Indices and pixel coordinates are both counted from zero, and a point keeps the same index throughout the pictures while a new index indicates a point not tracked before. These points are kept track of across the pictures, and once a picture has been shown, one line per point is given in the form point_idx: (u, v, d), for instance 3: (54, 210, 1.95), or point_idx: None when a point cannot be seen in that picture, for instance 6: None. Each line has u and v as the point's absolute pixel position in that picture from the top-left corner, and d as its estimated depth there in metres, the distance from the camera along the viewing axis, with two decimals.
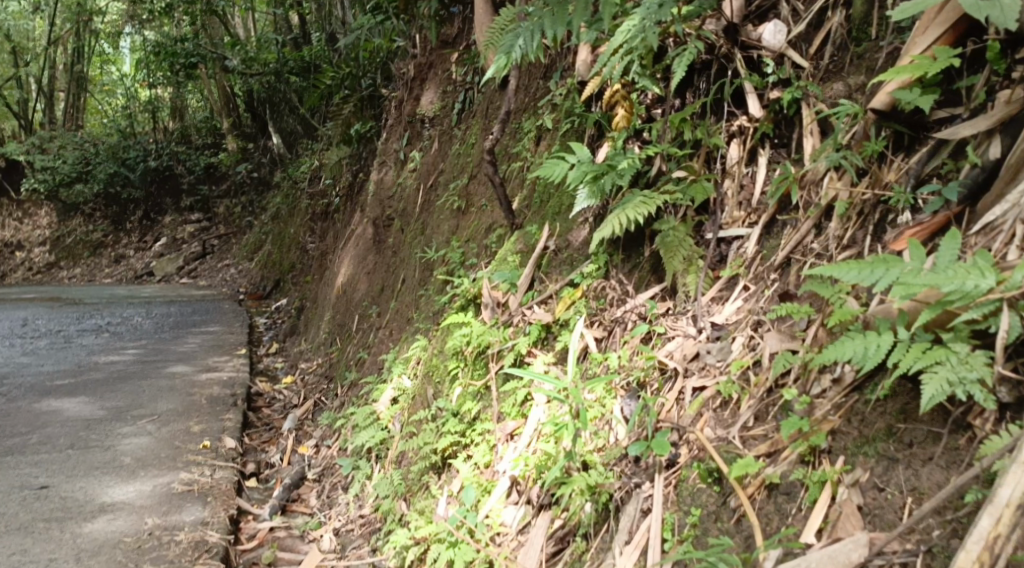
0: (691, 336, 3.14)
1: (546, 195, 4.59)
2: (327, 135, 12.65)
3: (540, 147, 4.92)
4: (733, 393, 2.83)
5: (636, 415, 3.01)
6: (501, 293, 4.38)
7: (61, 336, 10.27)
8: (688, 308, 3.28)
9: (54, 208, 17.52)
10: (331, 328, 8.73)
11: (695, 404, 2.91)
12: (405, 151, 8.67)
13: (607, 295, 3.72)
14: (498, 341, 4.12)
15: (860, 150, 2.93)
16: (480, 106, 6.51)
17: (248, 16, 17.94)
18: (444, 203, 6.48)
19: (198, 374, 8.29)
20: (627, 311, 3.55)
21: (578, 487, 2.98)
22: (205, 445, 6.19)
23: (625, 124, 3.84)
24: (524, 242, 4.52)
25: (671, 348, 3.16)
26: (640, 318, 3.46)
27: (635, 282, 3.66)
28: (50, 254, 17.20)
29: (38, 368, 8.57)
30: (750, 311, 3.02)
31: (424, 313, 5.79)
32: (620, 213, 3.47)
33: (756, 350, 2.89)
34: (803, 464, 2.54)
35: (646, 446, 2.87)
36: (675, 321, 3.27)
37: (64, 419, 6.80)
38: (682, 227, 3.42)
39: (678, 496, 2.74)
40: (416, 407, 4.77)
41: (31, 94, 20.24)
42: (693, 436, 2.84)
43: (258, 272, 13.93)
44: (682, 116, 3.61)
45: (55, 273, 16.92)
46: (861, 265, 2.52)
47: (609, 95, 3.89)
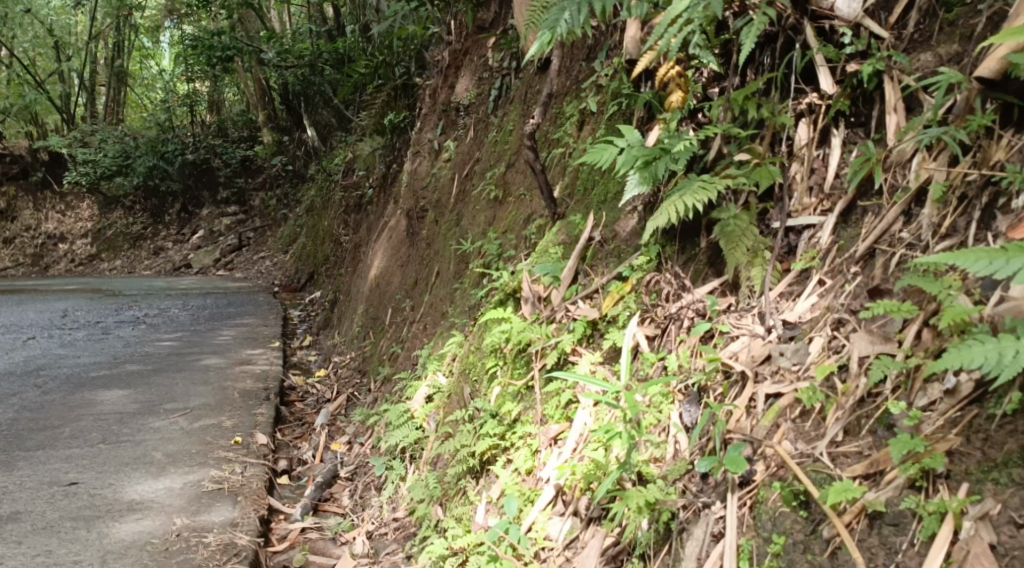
0: (758, 336, 2.85)
1: (590, 182, 4.29)
2: (360, 127, 12.41)
3: (583, 132, 4.60)
4: (817, 403, 2.55)
5: (699, 429, 2.73)
6: (542, 287, 4.08)
7: (98, 328, 10.13)
8: (753, 304, 2.98)
9: (96, 201, 17.62)
10: (364, 322, 8.49)
11: (770, 414, 2.63)
12: (439, 141, 8.37)
13: (661, 290, 3.39)
14: (539, 339, 3.81)
15: (962, 125, 2.64)
16: (518, 92, 6.21)
17: (284, 9, 17.74)
18: (480, 193, 6.20)
19: (232, 367, 8.09)
20: (682, 307, 3.24)
21: (635, 503, 2.68)
22: (236, 441, 5.96)
23: (680, 104, 3.51)
24: (567, 231, 4.21)
25: (736, 348, 2.87)
26: (698, 316, 3.16)
27: (691, 275, 3.34)
28: (91, 246, 17.22)
29: (74, 360, 8.43)
30: (829, 308, 2.72)
31: (460, 308, 5.52)
32: (676, 199, 3.14)
33: (839, 353, 2.61)
34: (913, 489, 2.29)
35: (716, 462, 2.60)
36: (739, 318, 2.97)
37: (97, 413, 6.62)
38: (745, 216, 3.12)
39: (755, 521, 2.49)
40: (453, 406, 4.50)
41: (74, 89, 20.16)
42: (770, 450, 2.57)
43: (293, 265, 13.75)
44: (745, 93, 3.28)
45: (96, 265, 16.91)
46: (992, 253, 2.21)
47: (663, 72, 3.55)
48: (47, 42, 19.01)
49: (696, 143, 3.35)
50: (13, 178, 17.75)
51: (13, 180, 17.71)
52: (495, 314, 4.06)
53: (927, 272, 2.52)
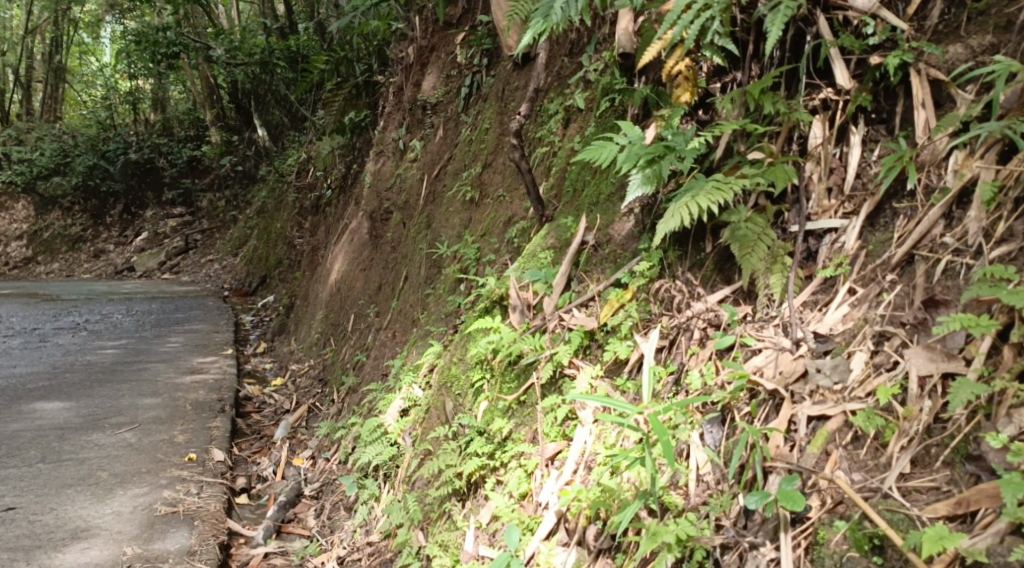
0: (785, 350, 2.69)
1: (581, 183, 4.09)
2: (317, 127, 12.08)
3: (569, 130, 4.42)
4: (872, 429, 2.44)
5: (736, 456, 2.53)
6: (532, 294, 3.86)
7: (35, 336, 9.62)
8: (773, 314, 2.80)
9: (31, 202, 16.69)
10: (324, 328, 8.17)
11: (819, 440, 2.48)
12: (404, 140, 8.09)
13: (671, 297, 3.16)
14: (537, 349, 3.57)
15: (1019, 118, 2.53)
16: (493, 89, 5.99)
17: (233, 5, 17.27)
18: (454, 194, 5.96)
19: (183, 376, 7.70)
20: (692, 317, 2.99)
21: (666, 540, 2.50)
22: (191, 458, 5.63)
23: (688, 98, 3.24)
24: (556, 233, 4.00)
25: (759, 362, 2.71)
26: (712, 327, 2.93)
27: (701, 283, 3.12)
28: (26, 249, 16.33)
29: (11, 370, 7.97)
30: (868, 321, 2.61)
31: (435, 315, 5.28)
32: (689, 201, 2.91)
33: (894, 371, 2.49)
34: (1018, 536, 2.16)
35: (767, 499, 2.43)
36: (761, 330, 2.79)
37: (37, 428, 6.21)
38: (757, 217, 2.91)
39: (814, 563, 2.35)
40: (433, 421, 4.26)
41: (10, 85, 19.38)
42: (824, 482, 2.43)
43: (243, 268, 13.32)
44: (760, 87, 3.03)
45: (32, 269, 16.06)
46: None
47: (670, 65, 3.24)
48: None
49: (703, 141, 3.12)
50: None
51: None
52: (486, 322, 3.85)
53: (989, 282, 2.42)
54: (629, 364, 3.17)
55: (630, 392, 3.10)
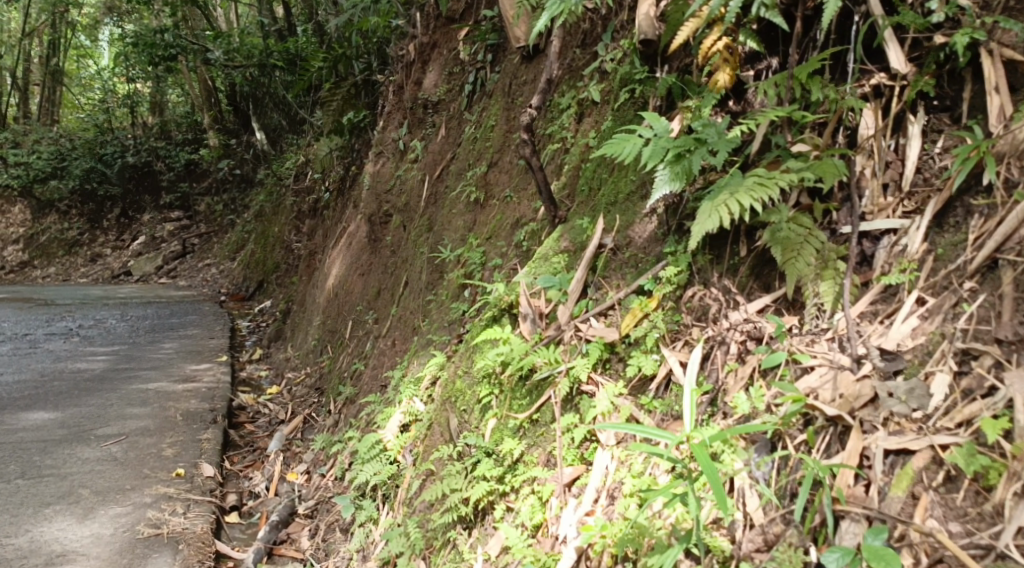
0: (845, 370, 2.42)
1: (597, 181, 3.77)
2: (315, 129, 11.78)
3: (583, 125, 4.11)
4: (972, 470, 2.16)
5: (800, 497, 2.27)
6: (544, 301, 3.53)
7: (26, 342, 9.27)
8: (827, 328, 2.53)
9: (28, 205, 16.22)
10: (320, 335, 7.84)
11: (903, 481, 2.22)
12: (404, 141, 7.76)
13: (706, 307, 2.86)
14: (554, 362, 3.22)
15: None
16: (498, 84, 5.67)
17: (231, 7, 16.98)
18: (457, 195, 5.65)
19: (175, 385, 7.36)
20: (730, 329, 2.69)
21: None
22: (179, 473, 5.29)
23: (727, 84, 2.94)
24: (571, 235, 3.68)
25: (813, 382, 2.44)
26: (753, 341, 2.64)
27: (740, 291, 2.80)
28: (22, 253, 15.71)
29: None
30: (949, 341, 2.34)
31: (438, 323, 4.96)
32: (727, 199, 2.58)
33: (991, 402, 2.22)
34: None
35: (851, 555, 2.17)
36: (813, 345, 2.51)
37: (18, 441, 5.87)
38: (799, 216, 2.63)
39: None
40: (437, 440, 3.94)
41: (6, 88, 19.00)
42: (916, 533, 2.16)
43: (240, 272, 12.98)
44: (806, 71, 2.71)
45: (28, 273, 15.48)
46: None
47: (707, 45, 2.95)
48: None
49: (740, 132, 2.82)
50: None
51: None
52: (495, 331, 3.53)
53: None
54: (655, 381, 2.85)
55: (659, 412, 2.78)
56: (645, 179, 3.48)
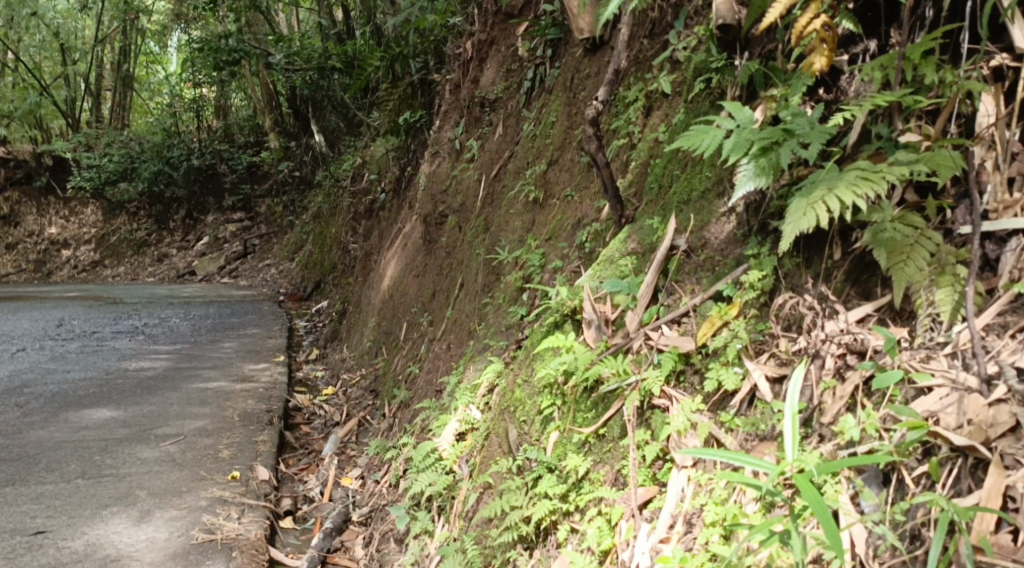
0: (973, 392, 2.15)
1: (668, 177, 3.50)
2: (371, 130, 11.67)
3: (651, 119, 3.85)
4: None
5: (933, 546, 2.00)
6: (610, 307, 3.29)
7: (93, 339, 9.30)
8: (945, 341, 2.27)
9: (100, 207, 16.61)
10: (375, 336, 7.67)
11: None
12: (461, 140, 7.57)
13: (799, 316, 2.59)
14: (626, 374, 2.96)
15: None
16: (558, 80, 5.44)
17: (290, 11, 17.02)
18: (516, 193, 5.42)
19: (234, 385, 7.25)
20: (828, 339, 2.46)
21: None
22: (234, 476, 5.13)
23: (825, 67, 2.63)
24: (639, 236, 3.43)
25: (933, 406, 2.18)
26: (855, 355, 2.38)
27: (838, 296, 2.54)
28: (94, 254, 16.24)
29: (63, 376, 7.59)
30: None
31: (495, 327, 4.76)
32: (828, 195, 2.33)
33: None
34: None
35: None
36: (931, 362, 2.25)
37: (79, 439, 5.78)
38: (905, 215, 2.40)
39: None
40: (497, 451, 3.71)
41: (79, 92, 18.96)
42: None
43: (299, 272, 12.92)
44: (919, 50, 2.47)
45: (98, 272, 15.88)
46: None
47: (804, 22, 2.63)
48: (52, 44, 17.88)
49: (841, 120, 2.53)
50: (16, 181, 16.54)
51: (15, 184, 16.52)
52: (559, 339, 3.30)
53: None
54: (738, 397, 2.59)
55: (741, 430, 2.53)
56: (721, 175, 3.21)
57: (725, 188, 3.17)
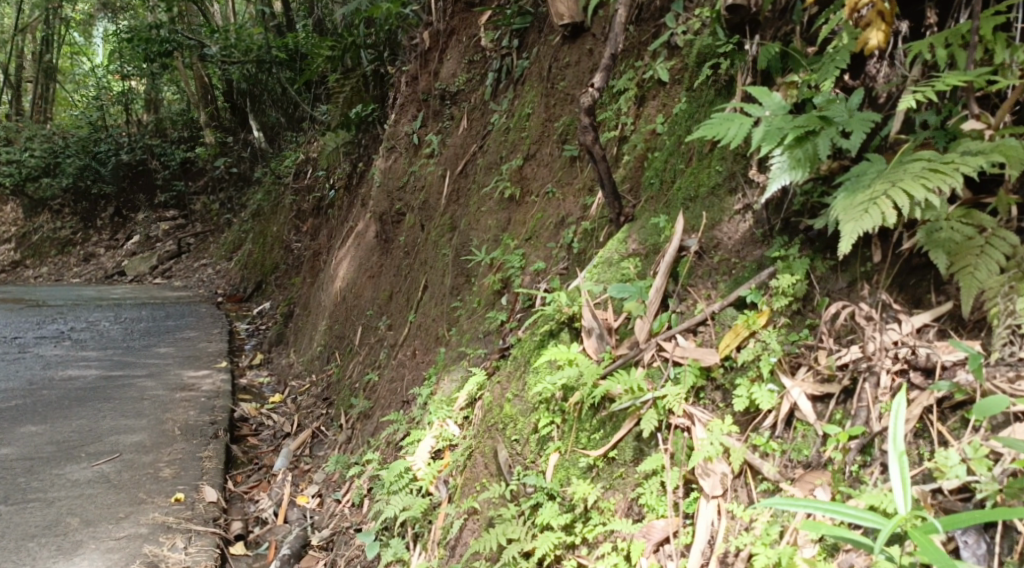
0: None
1: (670, 172, 3.25)
2: (318, 125, 11.25)
3: (645, 109, 3.60)
4: None
5: None
6: (614, 314, 3.06)
7: (15, 346, 8.70)
8: None
9: (19, 204, 15.52)
10: (327, 341, 7.28)
11: None
12: (419, 135, 7.20)
13: (854, 328, 2.40)
14: (638, 390, 2.68)
15: None
16: (533, 70, 5.20)
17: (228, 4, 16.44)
18: (488, 191, 5.13)
19: (174, 393, 6.80)
20: (894, 352, 2.30)
21: None
22: (178, 499, 4.72)
23: (881, 44, 2.35)
24: (642, 236, 3.18)
25: None
26: (930, 374, 2.25)
27: (893, 303, 2.38)
28: (14, 253, 15.10)
29: None
30: None
31: (471, 334, 4.53)
32: (892, 189, 2.17)
33: None
34: None
35: None
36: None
37: (3, 459, 5.30)
38: (961, 213, 2.27)
39: None
40: (484, 472, 3.41)
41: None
42: None
43: (238, 272, 12.39)
44: (991, 28, 2.29)
45: (20, 272, 14.77)
46: None
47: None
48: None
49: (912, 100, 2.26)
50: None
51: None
52: (558, 351, 3.01)
53: None
54: (772, 417, 2.39)
55: (779, 455, 2.34)
56: (734, 169, 2.96)
57: (739, 184, 2.92)
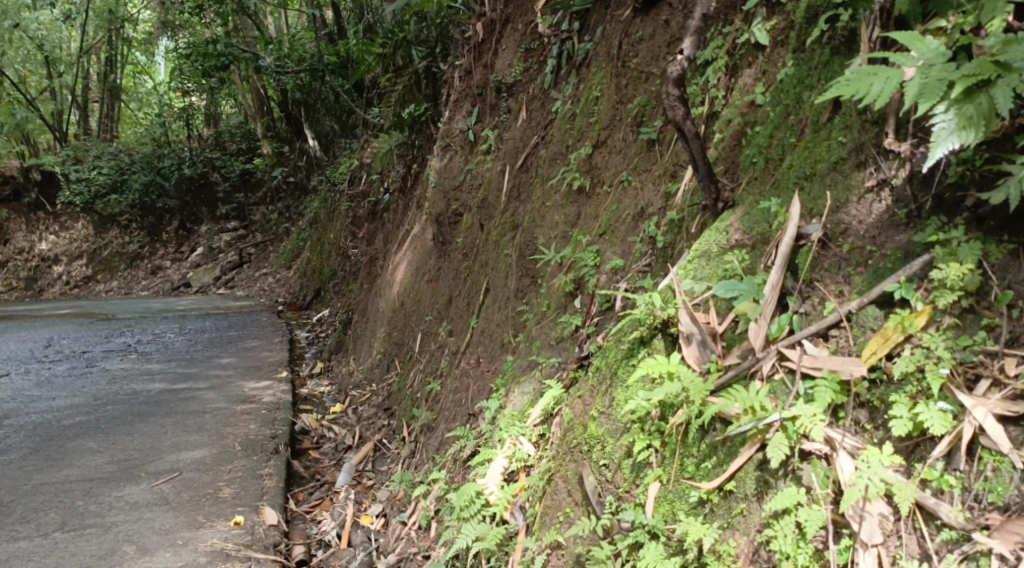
0: None
1: (777, 148, 2.77)
2: (372, 130, 10.93)
3: (738, 80, 3.12)
4: None
5: None
6: (715, 318, 2.59)
7: (84, 360, 8.51)
8: None
9: (90, 220, 15.48)
10: (386, 348, 6.90)
11: None
12: (474, 130, 6.77)
13: None
14: (760, 410, 2.26)
15: None
16: (599, 51, 4.73)
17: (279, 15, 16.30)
18: (554, 183, 4.68)
19: (235, 406, 6.46)
20: None
21: None
22: (237, 523, 4.36)
23: None
24: (745, 224, 2.70)
25: None
26: None
27: None
28: (84, 268, 15.12)
29: (50, 402, 6.77)
30: None
31: (541, 341, 4.08)
32: None
33: None
34: None
35: None
36: None
37: (63, 480, 4.92)
38: None
39: None
40: (567, 501, 2.77)
41: (64, 104, 16.74)
42: None
43: (297, 281, 12.12)
44: None
45: (91, 287, 14.82)
46: None
47: None
48: (36, 56, 15.59)
49: None
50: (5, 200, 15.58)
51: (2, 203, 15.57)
52: (654, 363, 2.54)
53: None
54: (948, 444, 2.06)
55: (962, 493, 2.02)
56: (862, 140, 2.47)
57: (867, 158, 2.45)
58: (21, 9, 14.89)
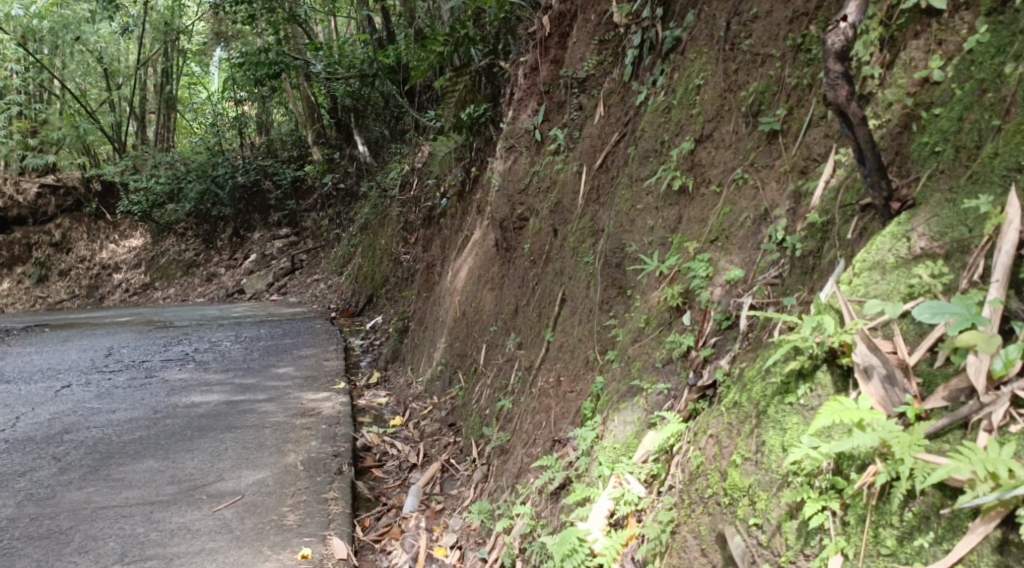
0: None
1: (970, 132, 2.26)
2: (426, 136, 10.41)
3: (898, 54, 2.57)
4: None
5: None
6: (902, 346, 2.09)
7: (142, 370, 8.14)
8: None
9: (149, 229, 15.23)
10: (447, 358, 6.43)
11: None
12: (542, 130, 6.23)
13: None
14: (1004, 477, 1.80)
15: None
16: (695, 35, 4.21)
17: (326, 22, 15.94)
18: (646, 181, 4.15)
19: (294, 421, 6.01)
20: None
21: None
22: (304, 556, 3.90)
23: None
24: (934, 228, 2.19)
25: None
26: None
27: None
28: (143, 275, 14.75)
29: (108, 416, 6.38)
30: None
31: (642, 362, 3.54)
32: None
33: None
34: None
35: None
36: None
37: (121, 504, 4.50)
38: None
39: None
40: (700, 563, 2.25)
41: (122, 116, 16.45)
42: None
43: (350, 288, 11.66)
44: None
45: (149, 295, 14.37)
46: None
47: None
48: (95, 69, 15.45)
49: None
50: (66, 210, 15.51)
51: (65, 213, 15.48)
52: (834, 408, 2.03)
53: None
54: None
55: None
56: None
57: None
58: (81, 22, 14.82)
